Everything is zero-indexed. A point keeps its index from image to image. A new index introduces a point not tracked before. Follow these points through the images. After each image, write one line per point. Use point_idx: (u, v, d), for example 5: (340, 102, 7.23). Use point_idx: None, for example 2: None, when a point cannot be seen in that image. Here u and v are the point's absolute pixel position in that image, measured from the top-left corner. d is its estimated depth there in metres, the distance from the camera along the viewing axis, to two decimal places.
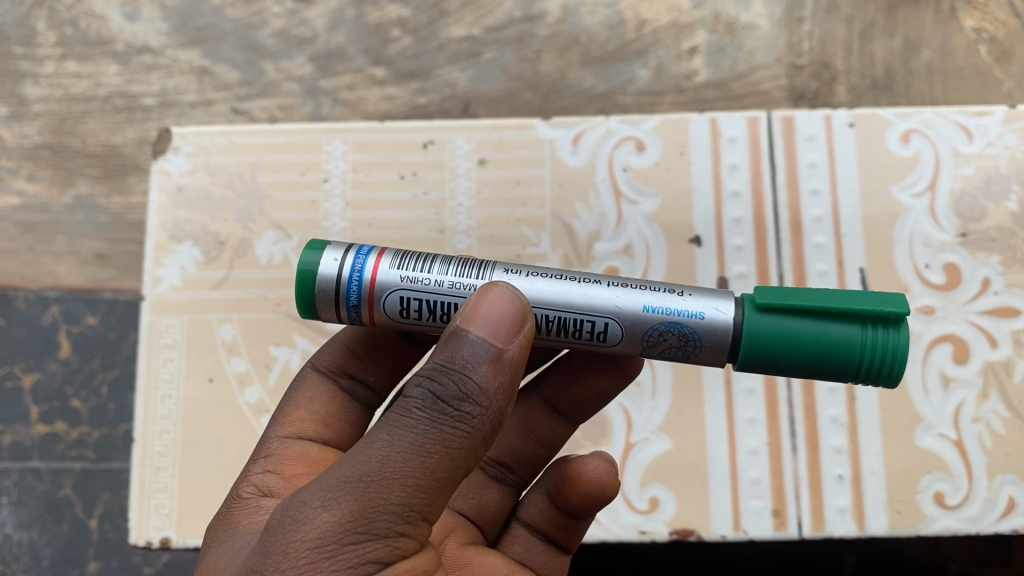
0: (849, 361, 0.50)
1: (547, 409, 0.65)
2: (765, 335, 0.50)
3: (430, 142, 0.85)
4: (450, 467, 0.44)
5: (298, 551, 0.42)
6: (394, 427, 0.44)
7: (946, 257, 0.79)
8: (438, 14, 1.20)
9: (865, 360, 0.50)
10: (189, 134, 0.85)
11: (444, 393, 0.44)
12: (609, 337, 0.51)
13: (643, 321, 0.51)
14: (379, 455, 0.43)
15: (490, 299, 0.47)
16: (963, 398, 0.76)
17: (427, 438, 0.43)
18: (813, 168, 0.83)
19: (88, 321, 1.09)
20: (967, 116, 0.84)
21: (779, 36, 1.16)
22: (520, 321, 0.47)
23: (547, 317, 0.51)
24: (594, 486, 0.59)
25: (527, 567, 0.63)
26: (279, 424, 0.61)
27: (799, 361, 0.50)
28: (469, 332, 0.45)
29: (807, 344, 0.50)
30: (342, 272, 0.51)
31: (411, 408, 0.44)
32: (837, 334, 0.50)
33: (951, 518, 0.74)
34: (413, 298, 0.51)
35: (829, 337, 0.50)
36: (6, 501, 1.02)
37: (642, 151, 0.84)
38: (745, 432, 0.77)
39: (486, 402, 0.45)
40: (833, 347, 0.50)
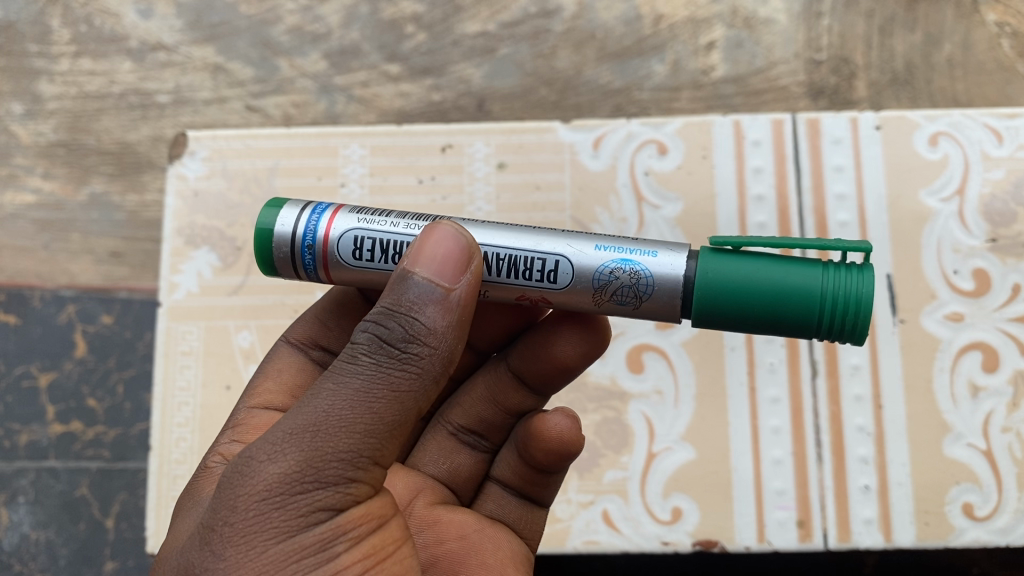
0: (805, 301, 0.47)
1: (514, 379, 0.62)
2: (719, 278, 0.48)
3: (448, 146, 0.84)
4: (398, 409, 0.43)
5: (246, 504, 0.41)
6: (339, 376, 0.43)
7: (976, 262, 0.78)
8: (453, 9, 1.19)
9: (829, 287, 0.47)
10: (205, 138, 0.84)
11: (390, 336, 0.44)
12: (559, 277, 0.50)
13: (593, 262, 0.50)
14: (325, 405, 0.43)
15: (435, 237, 0.46)
16: (993, 407, 0.75)
17: (372, 383, 0.43)
18: (839, 172, 0.81)
19: (104, 320, 1.09)
20: (997, 118, 0.82)
21: (798, 30, 1.15)
22: (467, 259, 0.46)
23: (499, 254, 0.50)
24: (557, 443, 0.58)
25: (500, 523, 0.62)
26: (248, 396, 0.60)
27: (754, 306, 0.48)
28: (416, 272, 0.45)
29: (760, 289, 0.48)
30: (298, 227, 0.51)
31: (357, 354, 0.44)
32: (792, 271, 0.48)
33: (980, 530, 0.73)
34: (367, 237, 0.50)
35: (782, 274, 0.48)
36: (24, 501, 1.02)
37: (664, 155, 0.82)
38: (770, 441, 0.76)
39: (435, 343, 0.44)
40: (785, 286, 0.47)
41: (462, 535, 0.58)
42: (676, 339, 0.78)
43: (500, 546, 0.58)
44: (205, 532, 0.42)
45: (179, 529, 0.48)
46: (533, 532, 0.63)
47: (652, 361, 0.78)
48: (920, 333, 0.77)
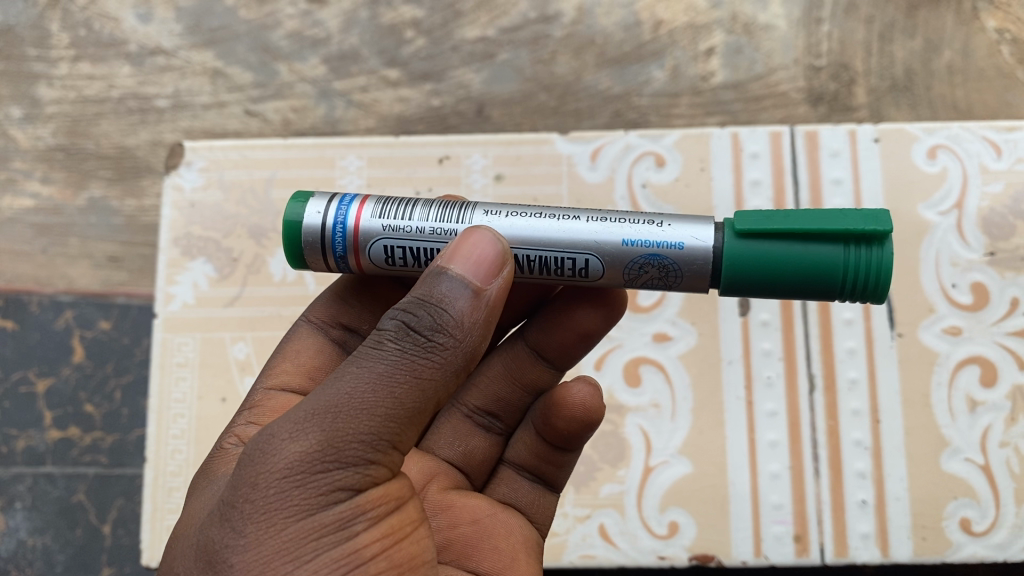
0: (827, 269, 0.48)
1: (533, 355, 0.62)
2: (742, 252, 0.49)
3: (446, 157, 0.83)
4: (420, 396, 0.43)
5: (266, 481, 0.41)
6: (364, 360, 0.43)
7: (974, 276, 0.78)
8: (453, 14, 1.19)
9: (851, 278, 0.48)
10: (202, 148, 0.84)
11: (417, 324, 0.43)
12: (590, 273, 0.51)
13: (622, 256, 0.50)
14: (348, 387, 0.42)
15: (472, 241, 0.46)
16: (991, 421, 0.75)
17: (396, 367, 0.42)
18: (837, 185, 0.81)
19: (102, 325, 1.09)
20: (996, 131, 0.81)
21: (797, 36, 1.14)
22: (500, 264, 0.46)
23: (528, 257, 0.50)
24: (581, 410, 0.58)
25: (513, 507, 0.61)
26: (266, 376, 0.60)
27: (780, 276, 0.49)
28: (450, 269, 0.45)
29: (782, 259, 0.49)
30: (325, 240, 0.51)
31: (383, 340, 0.43)
32: (809, 239, 0.49)
33: (978, 545, 0.72)
34: (397, 247, 0.51)
35: (801, 243, 0.49)
36: (20, 507, 1.02)
37: (662, 167, 0.82)
38: (767, 455, 0.75)
39: (461, 335, 0.44)
40: (805, 254, 0.48)
41: (476, 520, 0.56)
42: (673, 352, 0.78)
43: (513, 530, 0.57)
44: (225, 508, 0.42)
45: (196, 509, 0.47)
46: (545, 516, 0.62)
47: (649, 373, 0.77)
48: (918, 347, 0.76)
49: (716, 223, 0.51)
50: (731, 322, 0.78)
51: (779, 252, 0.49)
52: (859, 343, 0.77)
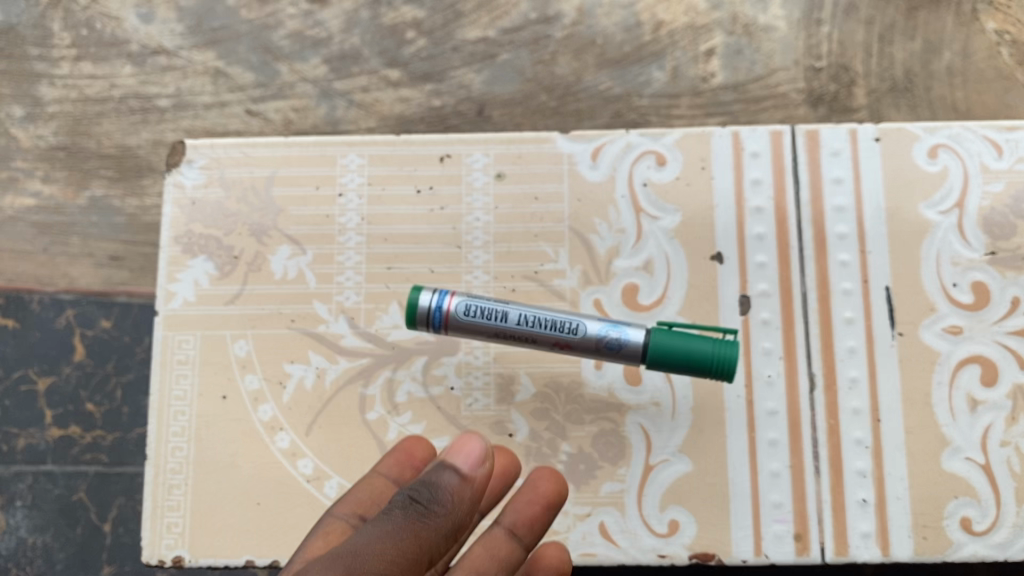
0: (702, 363, 0.68)
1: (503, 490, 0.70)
2: (650, 344, 0.70)
3: (447, 156, 0.83)
4: (424, 539, 0.51)
5: None
6: (375, 523, 0.52)
7: (974, 275, 0.78)
8: (454, 15, 1.19)
9: (714, 370, 0.69)
10: (203, 146, 0.84)
11: (418, 497, 0.53)
12: (576, 333, 0.70)
13: (599, 330, 0.70)
14: (361, 543, 0.51)
15: (462, 446, 0.56)
16: (991, 421, 0.75)
17: (400, 526, 0.51)
18: (838, 184, 0.81)
19: (103, 324, 1.10)
20: (997, 130, 0.81)
21: (798, 37, 1.14)
22: (486, 464, 0.56)
23: (539, 318, 0.71)
24: (553, 486, 0.68)
25: None
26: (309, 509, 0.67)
27: (670, 364, 0.69)
28: (444, 463, 0.55)
29: (676, 350, 0.69)
30: (428, 303, 0.72)
31: (391, 509, 0.53)
32: (698, 339, 0.69)
33: (978, 544, 0.73)
34: (478, 308, 0.71)
35: (693, 340, 0.69)
36: (21, 505, 1.04)
37: (663, 166, 0.82)
38: (767, 453, 0.75)
39: (451, 506, 0.53)
40: (693, 350, 0.69)
41: None
42: None
43: None
44: None
45: None
46: None
47: (649, 373, 0.77)
48: (920, 346, 0.76)
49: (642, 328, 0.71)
50: (732, 320, 0.78)
51: (672, 348, 0.69)
52: (860, 342, 0.77)
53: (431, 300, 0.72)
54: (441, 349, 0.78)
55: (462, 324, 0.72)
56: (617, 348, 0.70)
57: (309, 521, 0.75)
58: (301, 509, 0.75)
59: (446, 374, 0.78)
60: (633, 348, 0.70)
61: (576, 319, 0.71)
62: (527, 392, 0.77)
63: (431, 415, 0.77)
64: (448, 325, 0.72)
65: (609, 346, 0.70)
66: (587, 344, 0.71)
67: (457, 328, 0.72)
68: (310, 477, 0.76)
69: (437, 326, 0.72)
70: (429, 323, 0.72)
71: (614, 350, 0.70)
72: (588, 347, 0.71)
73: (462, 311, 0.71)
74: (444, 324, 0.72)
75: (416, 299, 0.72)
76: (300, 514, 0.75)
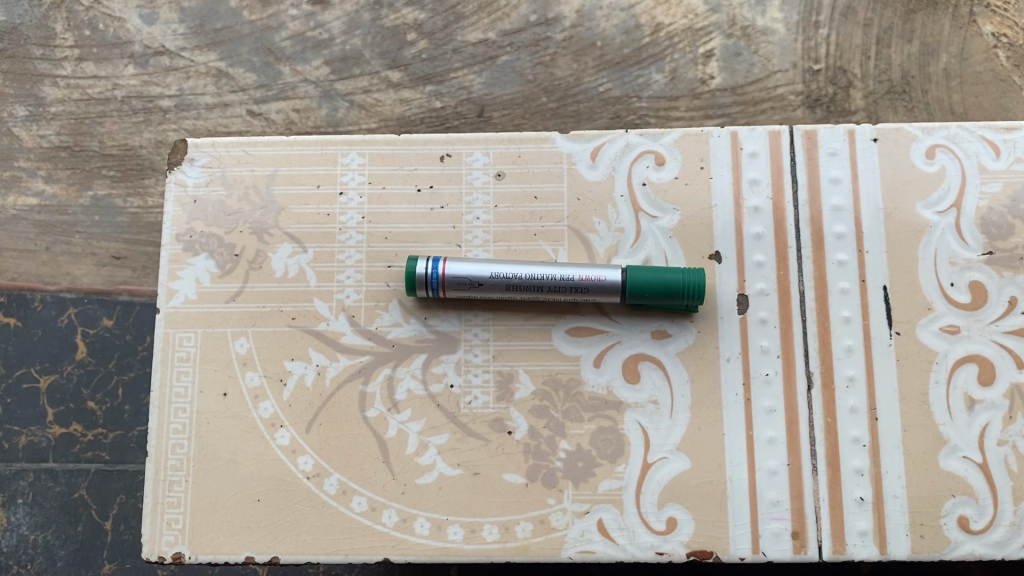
0: (674, 288, 0.76)
1: None
2: (626, 278, 0.76)
3: (447, 155, 0.84)
4: None
5: None
6: None
7: (971, 275, 0.78)
8: (454, 17, 1.19)
9: (685, 294, 0.76)
10: (205, 145, 0.84)
11: None
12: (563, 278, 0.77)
13: (584, 274, 0.77)
14: None
15: None
16: (988, 419, 0.75)
17: None
18: (836, 184, 0.81)
19: (105, 323, 1.11)
20: (994, 131, 0.82)
21: (796, 40, 1.15)
22: None
23: (529, 268, 0.77)
24: None
25: None
26: None
27: (645, 295, 0.76)
28: None
29: (651, 281, 0.76)
30: (426, 265, 0.78)
31: None
32: (666, 270, 0.76)
33: (976, 543, 0.73)
34: (472, 264, 0.78)
35: (662, 271, 0.76)
36: (22, 502, 1.05)
37: (661, 166, 0.82)
38: (765, 452, 0.75)
39: None
40: (664, 279, 0.76)
41: None
42: (672, 349, 0.78)
43: None
44: None
45: None
46: None
47: (647, 370, 0.78)
48: (917, 346, 0.77)
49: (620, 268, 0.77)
50: (730, 319, 0.78)
51: (644, 280, 0.76)
52: (857, 342, 0.77)
53: (427, 266, 0.77)
54: (441, 347, 0.79)
55: (458, 284, 0.77)
56: (599, 286, 0.76)
57: (309, 518, 0.76)
58: (301, 506, 0.76)
59: (446, 372, 0.78)
60: (613, 284, 0.76)
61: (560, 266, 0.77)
62: (526, 390, 0.78)
63: (431, 412, 0.77)
64: (445, 286, 0.77)
65: (592, 285, 0.76)
66: (571, 286, 0.77)
67: (454, 289, 0.78)
68: (310, 474, 0.76)
69: (435, 289, 0.78)
70: (428, 287, 0.78)
71: (597, 287, 0.77)
72: (573, 290, 0.77)
73: (457, 273, 0.77)
74: (442, 286, 0.77)
75: (413, 265, 0.78)
76: (300, 510, 0.76)
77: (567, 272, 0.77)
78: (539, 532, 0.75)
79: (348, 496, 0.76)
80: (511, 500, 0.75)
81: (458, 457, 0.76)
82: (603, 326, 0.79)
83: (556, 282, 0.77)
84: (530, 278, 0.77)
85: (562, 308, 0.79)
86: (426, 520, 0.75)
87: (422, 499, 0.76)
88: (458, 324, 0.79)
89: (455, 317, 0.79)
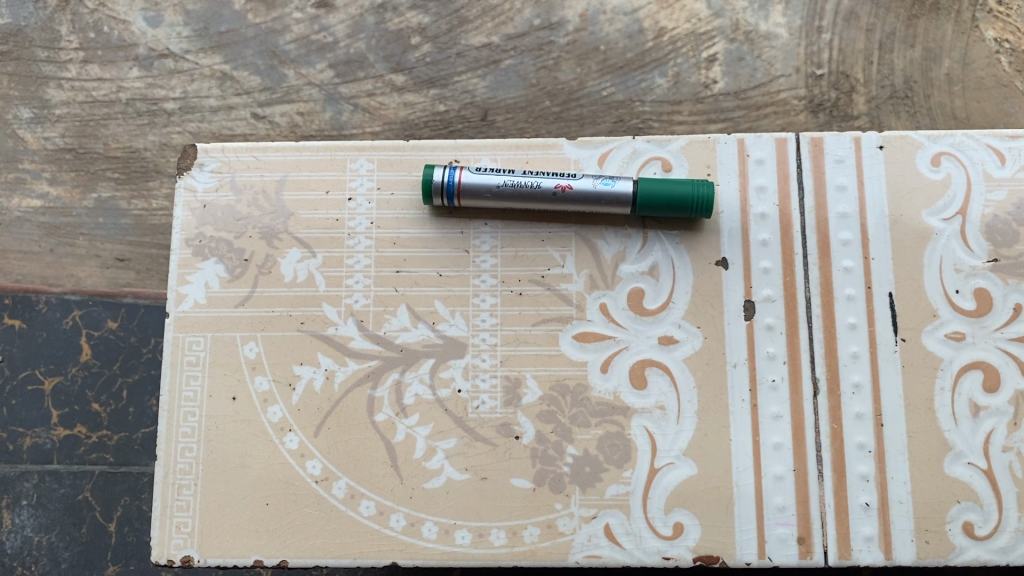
0: (682, 201, 0.79)
1: None
2: (637, 190, 0.79)
3: (456, 160, 0.84)
4: None
5: None
6: None
7: (977, 282, 0.79)
8: (458, 21, 1.20)
9: (693, 206, 0.79)
10: (214, 150, 0.85)
11: None
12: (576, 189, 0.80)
13: (597, 186, 0.80)
14: None
15: None
16: (993, 426, 0.76)
17: None
18: (842, 191, 0.81)
19: (110, 325, 1.11)
20: (1000, 139, 0.82)
21: (798, 45, 1.15)
22: None
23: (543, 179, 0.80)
24: None
25: None
26: None
27: (654, 207, 0.79)
28: None
29: (660, 193, 0.79)
30: (443, 174, 0.80)
31: None
32: (676, 182, 0.79)
33: (980, 549, 0.74)
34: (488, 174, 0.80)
35: (672, 184, 0.79)
36: (27, 504, 1.05)
37: (668, 172, 0.83)
38: (771, 458, 0.76)
39: None
40: (673, 191, 0.79)
41: None
42: (678, 355, 0.78)
43: None
44: None
45: None
46: None
47: (654, 375, 0.78)
48: (923, 352, 0.77)
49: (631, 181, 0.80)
50: (737, 324, 0.79)
51: (654, 193, 0.79)
52: (863, 348, 0.78)
53: (444, 174, 0.80)
54: (449, 352, 0.79)
55: (474, 192, 0.80)
56: (609, 198, 0.80)
57: (317, 521, 0.76)
58: (309, 509, 0.76)
59: (454, 377, 0.79)
60: (625, 196, 0.79)
61: (573, 177, 0.80)
62: (534, 395, 0.78)
63: (439, 416, 0.78)
64: (460, 195, 0.81)
65: (604, 195, 0.80)
66: (585, 198, 0.80)
67: (470, 197, 0.81)
68: (318, 478, 0.77)
69: (451, 197, 0.81)
70: (444, 195, 0.81)
71: (609, 198, 0.80)
72: (585, 199, 0.80)
73: (473, 181, 0.80)
74: (458, 195, 0.80)
75: (430, 174, 0.80)
76: (308, 514, 0.76)
77: (580, 183, 0.80)
78: (547, 536, 0.75)
79: (356, 500, 0.76)
80: (518, 504, 0.76)
81: (466, 461, 0.77)
82: (610, 332, 0.79)
83: (568, 194, 0.80)
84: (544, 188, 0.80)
85: (569, 313, 0.80)
86: (434, 524, 0.75)
87: (430, 503, 0.76)
88: (466, 328, 0.80)
89: (463, 320, 0.80)
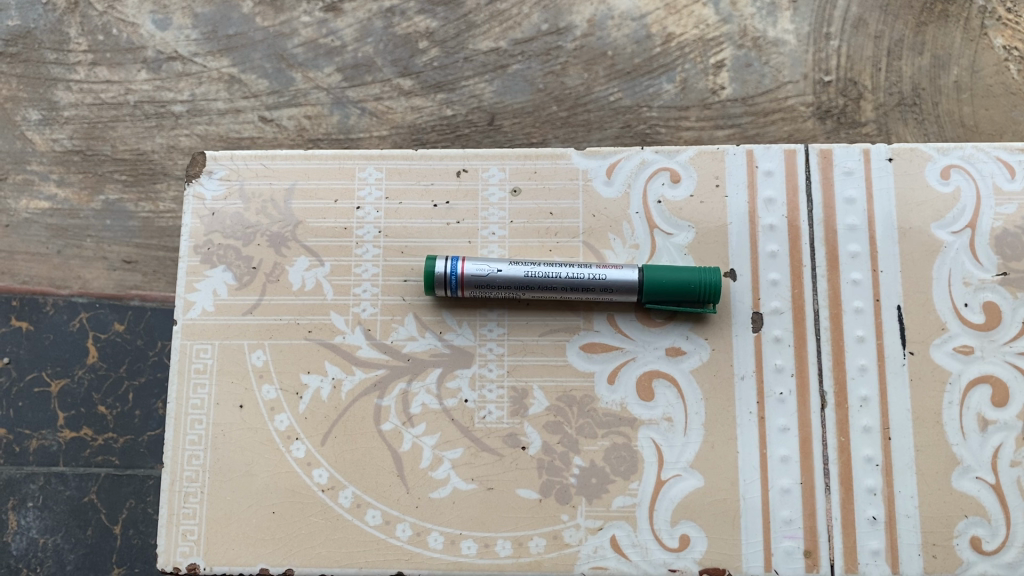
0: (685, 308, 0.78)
1: None
2: (644, 285, 0.77)
3: (464, 170, 0.84)
4: None
5: None
6: None
7: (985, 296, 0.78)
8: (467, 25, 1.20)
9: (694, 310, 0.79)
10: (224, 158, 0.85)
11: None
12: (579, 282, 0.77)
13: (599, 279, 0.77)
14: None
15: None
16: (1001, 441, 0.75)
17: None
18: (851, 204, 0.81)
19: (116, 327, 1.13)
20: (1010, 152, 0.82)
21: (806, 51, 1.15)
22: None
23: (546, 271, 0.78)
24: None
25: None
26: None
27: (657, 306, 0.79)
28: None
29: (667, 281, 0.77)
30: (447, 272, 0.78)
31: None
32: (683, 269, 0.77)
33: (988, 564, 0.73)
34: (492, 269, 0.78)
35: (680, 271, 0.77)
36: (33, 505, 1.07)
37: (677, 183, 0.83)
38: (778, 470, 0.76)
39: None
40: (681, 278, 0.77)
41: None
42: (685, 367, 0.78)
43: None
44: None
45: None
46: None
47: (661, 389, 0.78)
48: (931, 366, 0.77)
49: (640, 275, 0.78)
50: (745, 336, 0.78)
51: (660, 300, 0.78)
52: (871, 363, 0.77)
53: (446, 266, 0.78)
54: (456, 362, 0.79)
55: (478, 285, 0.78)
56: (614, 288, 0.78)
57: (323, 530, 0.76)
58: (315, 518, 0.76)
59: (460, 387, 0.79)
60: (630, 285, 0.77)
61: (577, 268, 0.78)
62: (540, 405, 0.78)
63: (445, 426, 0.78)
64: (464, 286, 0.78)
65: (606, 285, 0.77)
66: (586, 288, 0.78)
67: (474, 289, 0.78)
68: (325, 486, 0.77)
69: (454, 288, 0.78)
70: (447, 286, 0.78)
71: (611, 288, 0.78)
72: (588, 290, 0.78)
73: (477, 274, 0.78)
74: (461, 286, 0.78)
75: (432, 265, 0.78)
76: (314, 523, 0.76)
77: (581, 274, 0.77)
78: (553, 547, 0.75)
79: (363, 509, 0.76)
80: (524, 515, 0.76)
81: (473, 472, 0.77)
82: (618, 343, 0.79)
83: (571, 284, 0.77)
84: (547, 280, 0.78)
85: (577, 324, 0.80)
86: (440, 534, 0.75)
87: (437, 513, 0.76)
88: (473, 338, 0.80)
89: (470, 331, 0.80)
